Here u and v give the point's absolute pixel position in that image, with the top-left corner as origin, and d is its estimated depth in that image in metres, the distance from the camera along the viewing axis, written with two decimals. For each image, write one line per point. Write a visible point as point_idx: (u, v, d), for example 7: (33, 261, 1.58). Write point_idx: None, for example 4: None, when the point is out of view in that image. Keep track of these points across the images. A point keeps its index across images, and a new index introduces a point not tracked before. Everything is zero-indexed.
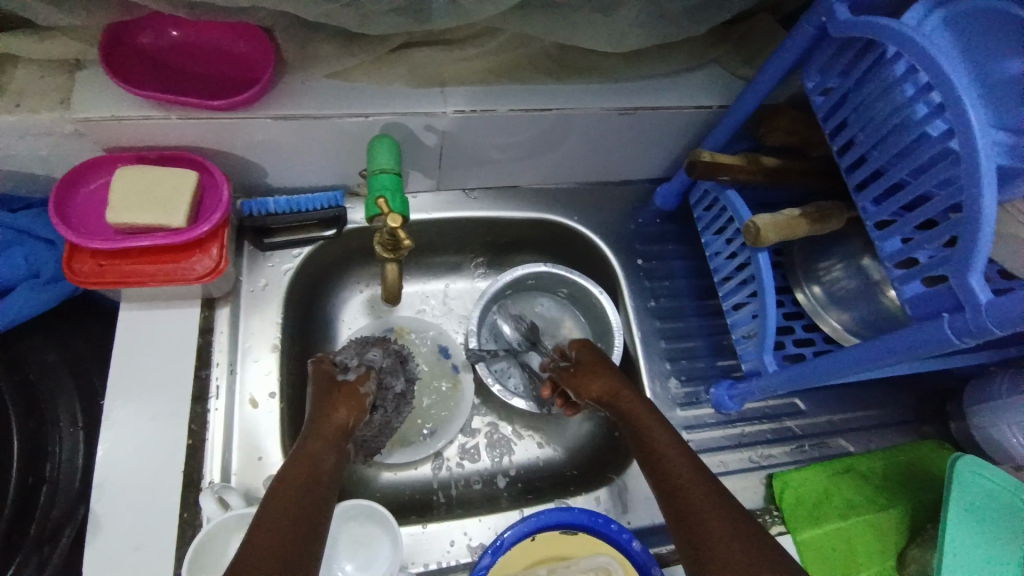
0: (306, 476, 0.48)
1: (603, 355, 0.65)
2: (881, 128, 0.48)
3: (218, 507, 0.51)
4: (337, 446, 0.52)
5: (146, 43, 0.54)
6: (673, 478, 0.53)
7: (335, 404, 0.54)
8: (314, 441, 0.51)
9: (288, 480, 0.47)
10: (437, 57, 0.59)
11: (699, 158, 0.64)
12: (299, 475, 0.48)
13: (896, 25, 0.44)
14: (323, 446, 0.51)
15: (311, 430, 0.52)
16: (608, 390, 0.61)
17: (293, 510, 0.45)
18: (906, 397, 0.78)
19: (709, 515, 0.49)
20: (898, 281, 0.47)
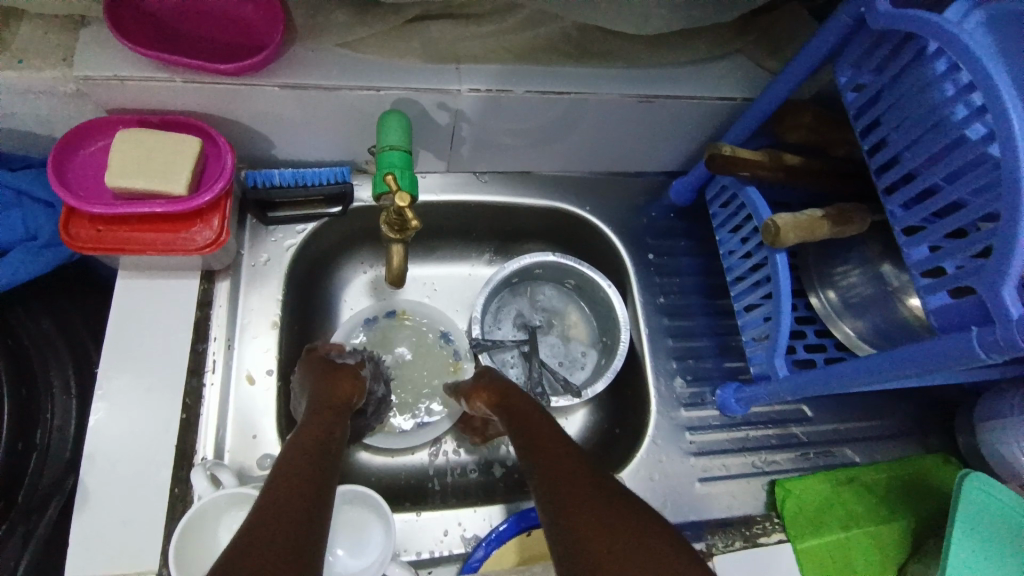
0: (317, 445, 0.49)
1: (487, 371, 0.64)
2: (915, 130, 0.45)
3: (209, 486, 0.50)
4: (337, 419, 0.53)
5: (150, 3, 0.52)
6: (562, 479, 0.48)
7: (334, 387, 0.56)
8: (320, 415, 0.52)
9: (302, 443, 0.48)
10: (452, 32, 0.57)
11: (719, 152, 0.62)
12: (311, 441, 0.49)
13: (940, 20, 0.41)
14: (327, 419, 0.52)
15: (319, 403, 0.53)
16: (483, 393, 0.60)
17: (307, 472, 0.46)
18: (913, 409, 0.77)
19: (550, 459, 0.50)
20: (924, 290, 0.45)
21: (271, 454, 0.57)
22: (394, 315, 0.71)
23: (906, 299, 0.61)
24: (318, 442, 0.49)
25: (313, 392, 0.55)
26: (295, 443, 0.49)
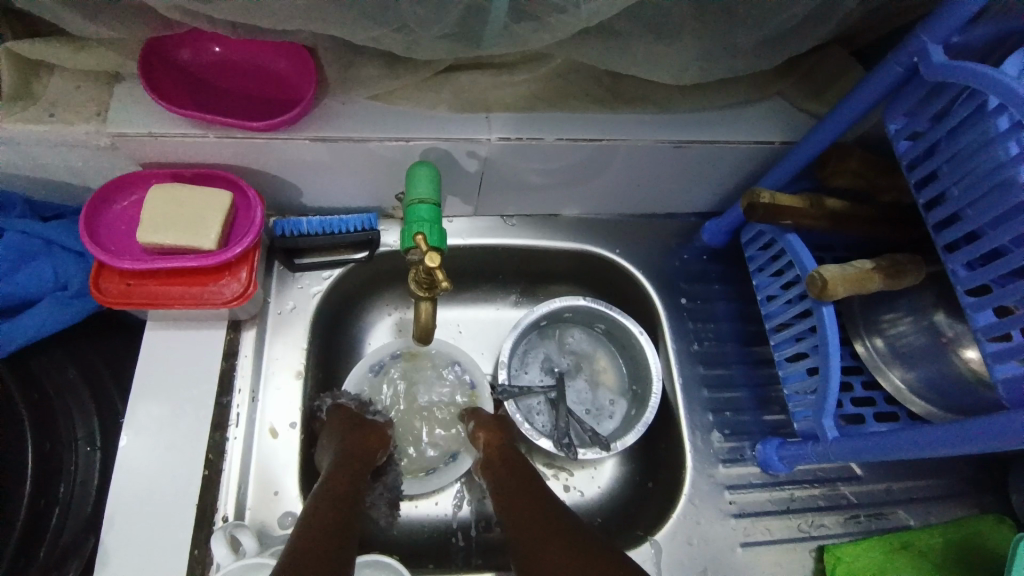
0: (344, 500, 0.49)
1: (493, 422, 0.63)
2: (978, 187, 0.43)
3: (228, 552, 0.47)
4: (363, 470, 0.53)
5: (186, 59, 0.52)
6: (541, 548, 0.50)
7: (362, 438, 0.56)
8: (348, 466, 0.52)
9: (331, 494, 0.49)
10: (483, 81, 0.56)
11: (758, 202, 0.59)
12: (339, 495, 0.49)
13: (1003, 77, 0.39)
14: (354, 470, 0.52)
15: (347, 453, 0.53)
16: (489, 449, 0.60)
17: (336, 529, 0.46)
18: (969, 467, 0.72)
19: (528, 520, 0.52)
20: (991, 358, 0.43)
21: (292, 511, 0.56)
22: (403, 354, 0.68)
23: (962, 352, 0.57)
24: (344, 495, 0.49)
25: (341, 443, 0.54)
26: (320, 497, 0.48)
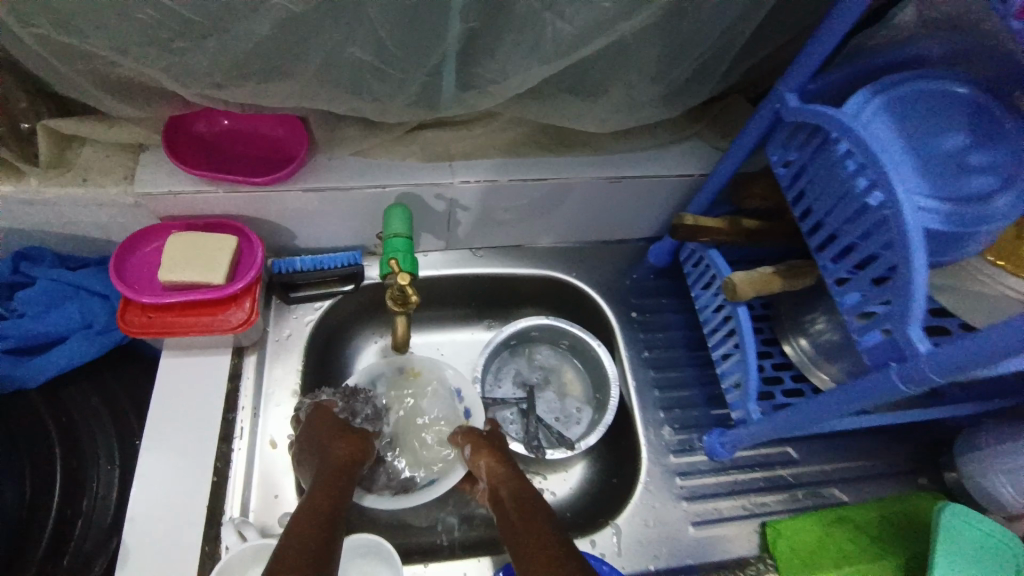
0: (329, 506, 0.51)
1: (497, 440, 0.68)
2: (831, 199, 0.52)
3: (238, 539, 0.55)
4: (344, 478, 0.56)
5: (199, 130, 0.63)
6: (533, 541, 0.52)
7: (346, 445, 0.60)
8: (331, 477, 0.56)
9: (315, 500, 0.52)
10: (445, 136, 0.68)
11: (682, 223, 0.71)
12: (324, 501, 0.52)
13: (835, 115, 0.49)
14: (339, 479, 0.56)
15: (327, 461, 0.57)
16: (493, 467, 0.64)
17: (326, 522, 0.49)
18: (898, 448, 0.81)
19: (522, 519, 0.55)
20: (857, 332, 0.49)
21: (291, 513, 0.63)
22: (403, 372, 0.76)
23: None
24: (333, 503, 0.52)
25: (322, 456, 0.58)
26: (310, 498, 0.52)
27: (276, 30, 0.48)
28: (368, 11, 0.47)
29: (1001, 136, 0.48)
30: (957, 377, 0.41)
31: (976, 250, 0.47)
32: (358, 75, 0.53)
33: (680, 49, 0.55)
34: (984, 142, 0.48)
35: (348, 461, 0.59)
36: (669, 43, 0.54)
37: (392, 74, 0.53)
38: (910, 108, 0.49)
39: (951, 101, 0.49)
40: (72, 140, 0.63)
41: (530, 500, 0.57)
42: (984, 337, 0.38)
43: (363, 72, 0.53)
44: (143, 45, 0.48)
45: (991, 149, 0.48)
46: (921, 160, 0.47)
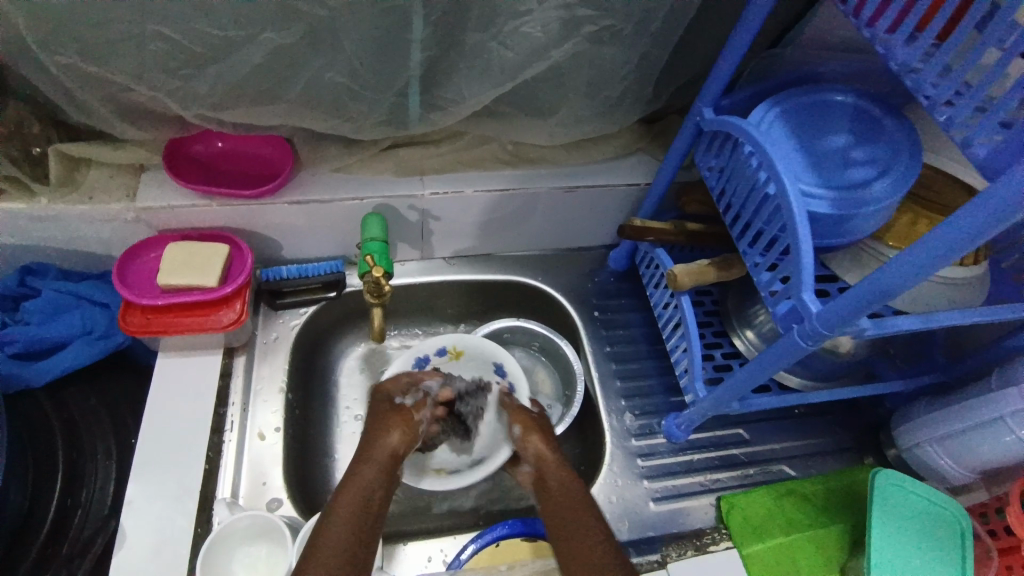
0: (359, 505, 0.56)
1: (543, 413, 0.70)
2: (743, 194, 0.61)
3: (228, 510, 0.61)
4: (387, 474, 0.60)
5: (198, 151, 0.72)
6: (566, 518, 0.60)
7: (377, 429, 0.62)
8: (371, 466, 0.59)
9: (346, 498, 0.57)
10: (416, 154, 0.76)
11: (630, 224, 0.78)
12: (353, 494, 0.57)
13: (739, 123, 0.58)
14: (387, 475, 0.59)
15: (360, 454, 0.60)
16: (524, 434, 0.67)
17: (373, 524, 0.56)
18: (844, 428, 0.87)
19: (556, 487, 0.63)
20: (770, 304, 0.57)
21: (278, 497, 0.67)
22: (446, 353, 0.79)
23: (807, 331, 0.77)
24: (386, 495, 0.59)
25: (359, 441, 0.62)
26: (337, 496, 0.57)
27: (267, 60, 0.57)
28: (344, 44, 0.56)
29: (880, 135, 0.57)
30: (841, 330, 0.48)
31: (867, 230, 0.55)
32: (336, 98, 0.62)
33: (613, 71, 0.65)
34: (866, 141, 0.57)
35: (398, 455, 0.61)
36: (602, 66, 0.64)
37: (365, 96, 0.62)
38: (800, 118, 0.59)
39: (836, 111, 0.59)
40: (78, 161, 0.69)
41: (563, 491, 0.62)
42: (852, 294, 0.45)
43: (341, 95, 0.62)
44: (152, 73, 0.57)
45: (873, 146, 0.57)
46: (811, 157, 0.56)
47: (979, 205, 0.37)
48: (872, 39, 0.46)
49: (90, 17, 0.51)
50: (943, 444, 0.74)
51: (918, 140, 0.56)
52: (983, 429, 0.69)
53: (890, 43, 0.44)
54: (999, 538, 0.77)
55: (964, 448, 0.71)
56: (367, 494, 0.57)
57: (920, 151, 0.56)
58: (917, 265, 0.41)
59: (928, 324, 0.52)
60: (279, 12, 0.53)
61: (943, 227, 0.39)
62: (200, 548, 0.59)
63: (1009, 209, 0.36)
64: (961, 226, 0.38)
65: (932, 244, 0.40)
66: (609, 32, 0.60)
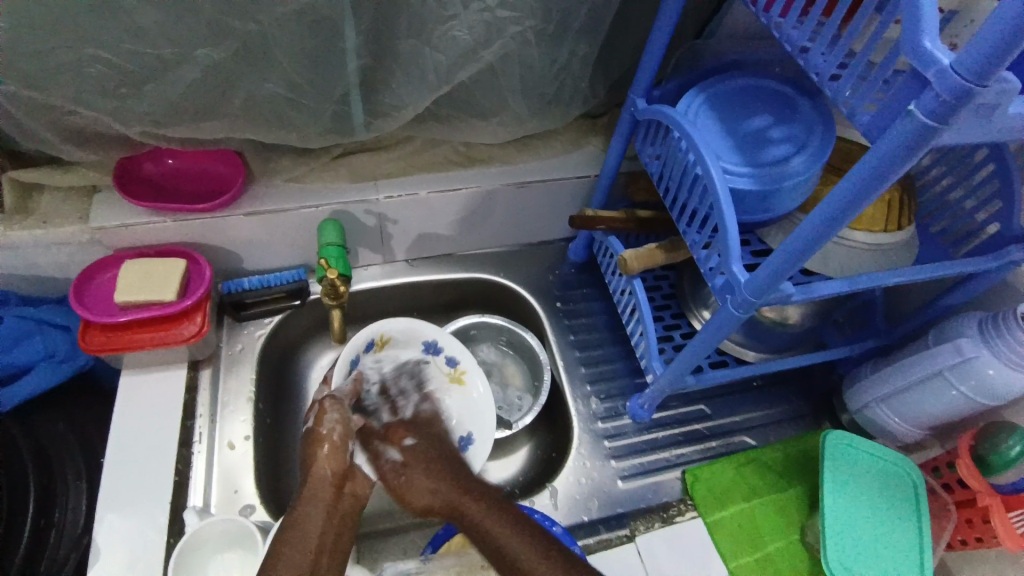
0: (343, 516, 0.58)
1: (445, 453, 0.67)
2: (675, 177, 0.64)
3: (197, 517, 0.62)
4: (336, 491, 0.58)
5: (148, 170, 0.73)
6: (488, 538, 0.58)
7: (331, 459, 0.59)
8: (325, 484, 0.58)
9: (318, 486, 0.57)
10: (367, 161, 0.79)
11: (579, 214, 0.79)
12: (319, 486, 0.57)
13: (666, 111, 0.61)
14: (341, 498, 0.58)
15: (308, 483, 0.58)
16: (410, 487, 0.63)
17: (343, 547, 0.56)
18: (802, 398, 0.91)
19: (483, 515, 0.59)
20: (708, 279, 0.59)
21: (251, 503, 0.69)
22: (374, 345, 0.74)
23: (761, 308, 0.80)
24: (350, 511, 0.59)
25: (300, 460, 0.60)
26: (305, 488, 0.58)
27: (203, 76, 0.58)
28: (278, 56, 0.59)
29: (798, 113, 0.61)
30: (767, 296, 0.52)
31: (790, 204, 0.59)
32: (279, 110, 0.64)
33: (543, 70, 0.68)
34: (784, 120, 0.61)
35: (339, 474, 0.59)
36: (531, 66, 0.68)
37: (307, 105, 0.64)
38: (722, 101, 0.62)
39: (756, 94, 0.63)
40: (31, 188, 0.70)
41: (488, 519, 0.59)
42: (772, 258, 0.49)
43: (281, 105, 0.64)
44: (91, 96, 0.58)
45: (791, 125, 0.60)
46: (734, 139, 0.60)
47: (860, 170, 0.40)
48: (768, 24, 0.50)
49: (26, 47, 0.53)
50: (890, 402, 0.77)
51: (829, 115, 0.60)
52: (929, 387, 0.71)
53: (783, 27, 0.49)
54: (954, 492, 0.74)
55: (909, 404, 0.75)
56: (321, 524, 0.56)
57: (833, 125, 0.60)
58: (821, 225, 0.44)
59: (854, 287, 0.56)
60: (211, 30, 0.55)
61: (842, 184, 0.42)
62: (171, 554, 0.60)
63: (887, 170, 0.39)
64: (846, 188, 0.41)
65: (834, 200, 0.43)
66: (534, 32, 0.63)
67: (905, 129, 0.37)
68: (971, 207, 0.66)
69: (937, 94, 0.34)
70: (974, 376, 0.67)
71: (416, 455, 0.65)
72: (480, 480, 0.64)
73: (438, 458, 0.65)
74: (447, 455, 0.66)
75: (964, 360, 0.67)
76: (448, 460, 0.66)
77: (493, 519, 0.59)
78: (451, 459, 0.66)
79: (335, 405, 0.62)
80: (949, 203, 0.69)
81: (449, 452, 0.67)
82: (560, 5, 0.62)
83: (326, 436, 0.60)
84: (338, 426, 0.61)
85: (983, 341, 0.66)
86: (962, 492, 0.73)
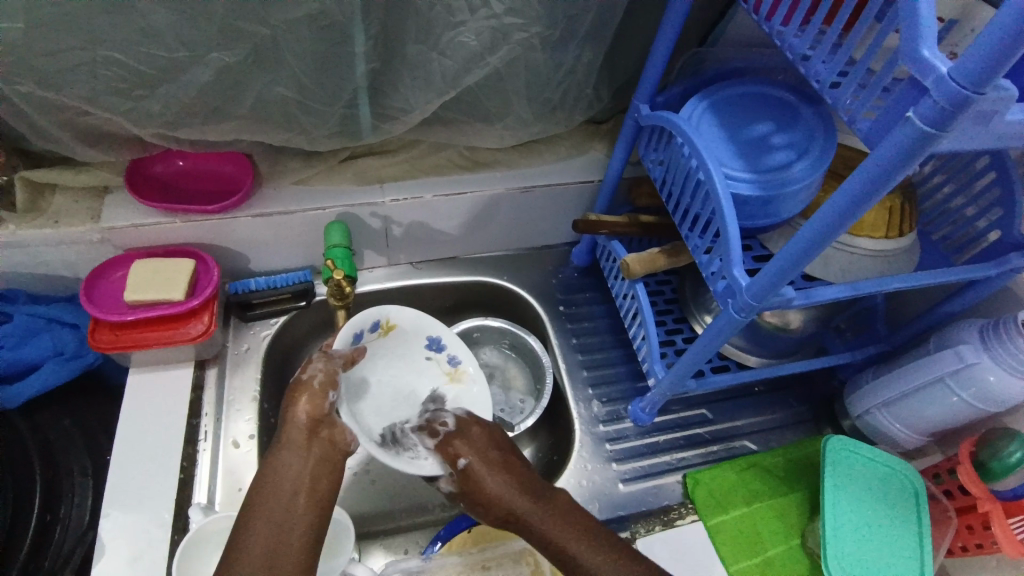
0: (320, 462, 0.57)
1: (495, 458, 0.64)
2: (678, 181, 0.64)
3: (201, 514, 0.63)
4: (311, 436, 0.58)
5: (160, 171, 0.74)
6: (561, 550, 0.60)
7: (309, 403, 0.60)
8: (298, 429, 0.58)
9: (295, 431, 0.58)
10: (374, 164, 0.80)
11: (582, 218, 0.80)
12: (297, 430, 0.58)
13: (669, 116, 0.62)
14: (316, 441, 0.58)
15: (286, 424, 0.59)
16: (492, 514, 0.62)
17: (320, 490, 0.56)
18: (803, 403, 0.91)
19: (556, 528, 0.61)
20: (709, 282, 0.60)
21: None
22: (379, 327, 0.74)
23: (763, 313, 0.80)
24: (329, 456, 0.58)
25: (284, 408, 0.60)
26: (285, 429, 0.58)
27: (216, 78, 0.60)
28: (288, 59, 0.60)
29: (800, 120, 0.62)
30: (768, 299, 0.53)
31: (791, 210, 0.59)
32: (288, 113, 0.65)
33: (549, 75, 0.69)
34: (787, 127, 0.61)
35: (314, 419, 0.59)
36: (537, 70, 0.69)
37: (315, 108, 0.66)
38: (725, 107, 0.63)
39: (759, 101, 0.64)
40: (43, 187, 0.71)
41: (556, 531, 0.60)
42: (773, 262, 0.49)
43: (291, 107, 0.65)
44: (106, 97, 0.59)
45: (792, 132, 0.61)
46: (736, 145, 0.61)
47: (860, 176, 0.41)
48: (771, 32, 0.51)
49: (43, 47, 0.54)
50: (891, 408, 0.77)
51: (831, 123, 0.61)
52: (930, 392, 0.71)
53: (785, 35, 0.50)
54: (954, 498, 0.74)
55: (910, 410, 0.75)
56: (297, 469, 0.56)
57: (834, 133, 0.60)
58: (822, 228, 0.45)
59: (854, 292, 0.56)
60: (224, 33, 0.56)
61: (840, 190, 0.42)
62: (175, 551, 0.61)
63: (886, 175, 0.39)
64: (844, 194, 0.42)
65: (834, 204, 0.43)
66: (540, 38, 0.64)
67: (903, 136, 0.37)
68: (971, 215, 0.67)
69: (935, 100, 0.35)
70: (975, 382, 0.67)
71: (472, 477, 0.62)
72: (541, 484, 0.64)
73: (503, 462, 0.64)
74: (512, 462, 0.65)
75: (965, 367, 0.67)
76: (511, 460, 0.65)
77: (557, 526, 0.61)
78: (513, 463, 0.65)
79: (323, 358, 0.63)
80: (949, 210, 0.70)
81: (510, 453, 0.66)
82: (566, 12, 0.63)
83: (308, 383, 0.61)
84: (320, 374, 0.62)
85: (983, 348, 0.66)
86: (964, 500, 0.73)
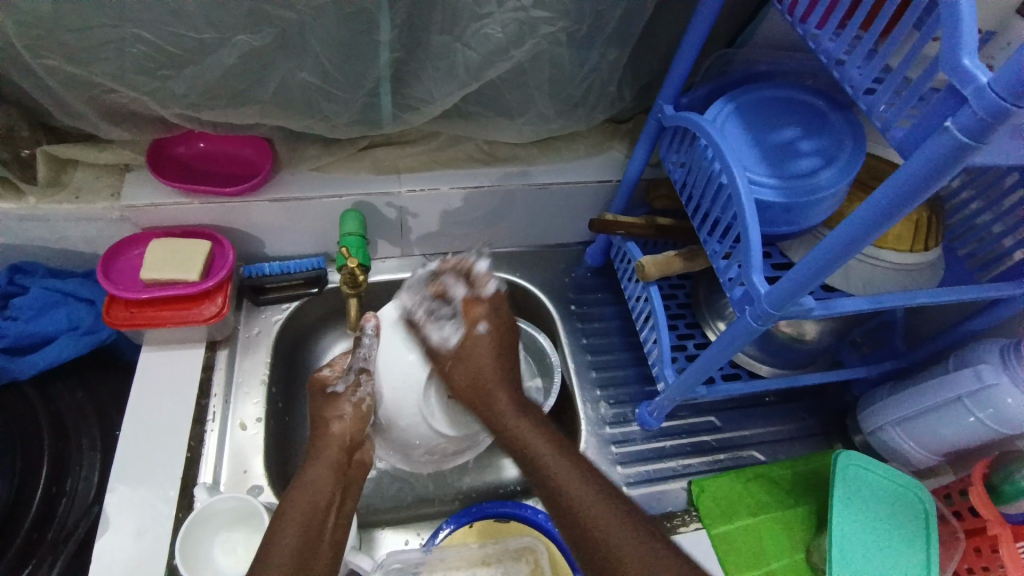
0: (349, 482, 0.59)
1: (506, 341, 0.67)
2: (700, 183, 0.63)
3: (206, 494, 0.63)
4: (347, 457, 0.60)
5: (180, 152, 0.74)
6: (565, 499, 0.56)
7: (347, 424, 0.61)
8: (332, 449, 0.60)
9: (329, 454, 0.59)
10: (392, 154, 0.79)
11: (598, 217, 0.79)
12: (328, 453, 0.59)
13: (693, 117, 0.61)
14: (350, 462, 0.60)
15: (317, 441, 0.61)
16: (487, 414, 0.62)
17: (346, 508, 0.58)
18: (813, 416, 0.90)
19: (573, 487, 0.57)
20: (727, 290, 0.59)
21: (259, 484, 0.70)
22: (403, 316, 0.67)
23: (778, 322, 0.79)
24: (357, 477, 0.60)
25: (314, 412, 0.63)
26: (315, 446, 0.60)
27: (240, 61, 0.60)
28: (312, 44, 0.60)
29: (828, 127, 0.60)
30: (787, 308, 0.51)
31: (815, 219, 0.58)
32: (309, 97, 0.65)
33: (573, 70, 0.69)
34: (814, 133, 0.60)
35: (355, 440, 0.61)
36: (561, 66, 0.68)
37: (338, 96, 0.66)
38: (751, 110, 0.62)
39: (786, 106, 0.63)
40: (66, 162, 0.72)
41: (572, 486, 0.57)
42: (795, 270, 0.48)
43: (312, 93, 0.65)
44: (129, 74, 0.59)
45: (819, 138, 0.60)
46: (761, 150, 0.59)
47: (890, 186, 0.39)
48: (805, 35, 0.50)
49: (71, 22, 0.54)
50: (905, 426, 0.76)
51: (861, 131, 0.60)
52: (947, 412, 0.70)
53: (820, 38, 0.49)
54: (964, 519, 0.73)
55: (924, 429, 0.73)
56: (327, 483, 0.57)
57: (864, 141, 0.59)
58: (849, 239, 0.43)
59: (876, 305, 0.55)
60: (251, 15, 0.56)
61: (868, 201, 0.41)
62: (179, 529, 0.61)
63: (918, 187, 0.38)
64: (870, 205, 0.41)
65: (862, 215, 0.42)
66: (566, 33, 0.64)
67: (938, 147, 0.36)
68: (998, 232, 0.66)
69: (974, 111, 0.34)
70: (994, 404, 0.66)
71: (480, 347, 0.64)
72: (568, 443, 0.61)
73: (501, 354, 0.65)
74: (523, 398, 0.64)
75: (985, 387, 0.66)
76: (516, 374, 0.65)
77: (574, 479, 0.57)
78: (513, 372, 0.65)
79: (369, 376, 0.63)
80: (975, 227, 0.68)
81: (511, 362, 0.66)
82: (594, 7, 0.62)
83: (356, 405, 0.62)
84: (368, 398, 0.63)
85: (1004, 368, 0.65)
86: (973, 521, 0.71)
